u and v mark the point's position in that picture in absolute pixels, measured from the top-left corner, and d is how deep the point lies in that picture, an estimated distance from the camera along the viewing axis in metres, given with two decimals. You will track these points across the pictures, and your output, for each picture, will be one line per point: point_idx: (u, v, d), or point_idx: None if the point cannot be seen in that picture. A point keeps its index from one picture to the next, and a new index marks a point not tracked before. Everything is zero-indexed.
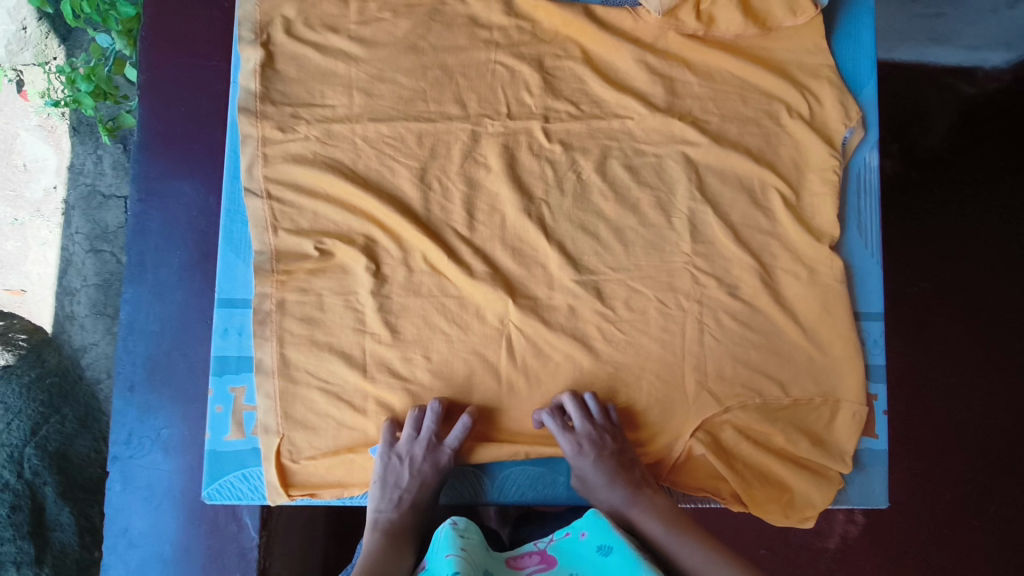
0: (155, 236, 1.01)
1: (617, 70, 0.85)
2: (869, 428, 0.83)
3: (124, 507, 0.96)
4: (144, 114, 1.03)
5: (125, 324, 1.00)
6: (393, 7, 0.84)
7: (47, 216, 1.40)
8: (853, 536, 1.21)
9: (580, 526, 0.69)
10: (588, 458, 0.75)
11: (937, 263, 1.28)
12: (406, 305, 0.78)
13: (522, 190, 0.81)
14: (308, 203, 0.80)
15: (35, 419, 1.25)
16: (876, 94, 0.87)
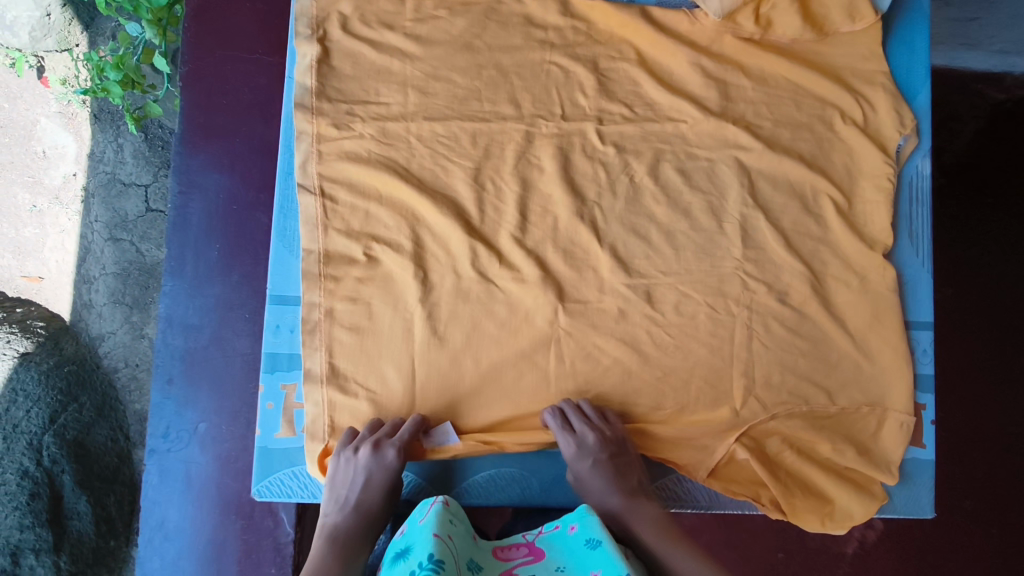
0: (195, 230, 1.02)
1: (670, 73, 0.85)
2: (915, 437, 0.83)
3: (161, 500, 0.96)
4: (186, 107, 1.04)
5: (164, 317, 1.00)
6: (450, 6, 0.85)
7: (66, 203, 1.39)
8: (870, 541, 1.19)
9: (571, 519, 0.70)
10: (584, 462, 0.74)
11: (971, 271, 1.28)
12: (458, 307, 0.78)
13: (575, 192, 0.81)
14: (360, 204, 0.80)
15: (54, 407, 1.23)
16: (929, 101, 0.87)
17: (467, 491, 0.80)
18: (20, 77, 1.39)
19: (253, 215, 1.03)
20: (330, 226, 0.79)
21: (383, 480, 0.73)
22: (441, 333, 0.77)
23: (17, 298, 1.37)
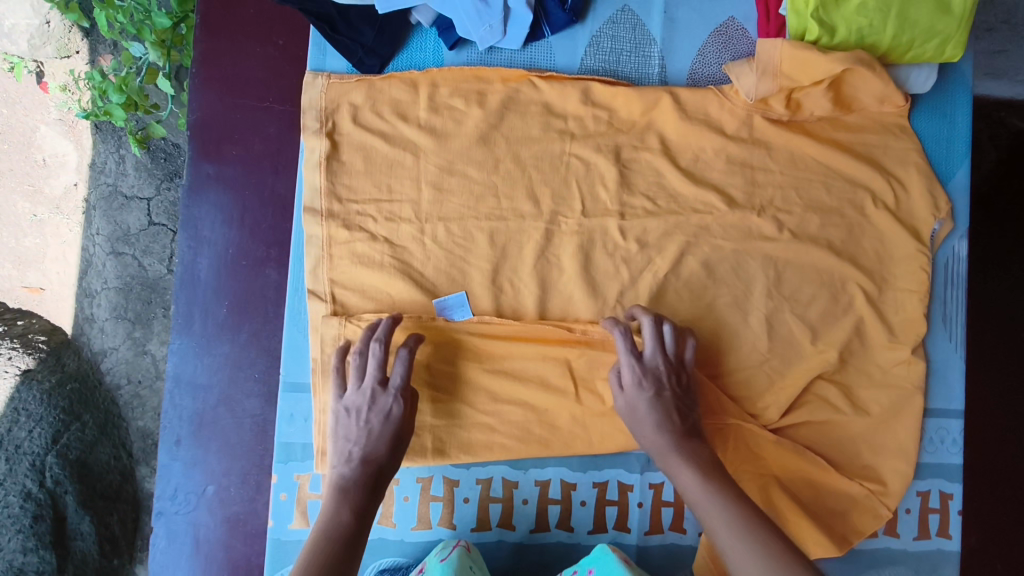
0: (204, 287, 0.98)
1: (696, 156, 0.82)
2: (942, 528, 0.82)
3: (169, 564, 0.94)
4: (194, 158, 1.00)
5: (172, 376, 0.97)
6: (465, 93, 0.81)
7: (67, 214, 1.32)
8: None
9: (587, 564, 0.73)
10: (642, 389, 0.70)
11: None
12: (470, 369, 0.76)
13: (595, 288, 0.79)
14: (378, 319, 0.75)
15: (57, 427, 1.17)
16: (967, 182, 0.84)
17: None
18: (18, 82, 1.31)
19: (263, 272, 0.99)
20: (340, 335, 0.75)
21: (388, 427, 0.68)
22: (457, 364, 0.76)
23: (17, 309, 1.32)
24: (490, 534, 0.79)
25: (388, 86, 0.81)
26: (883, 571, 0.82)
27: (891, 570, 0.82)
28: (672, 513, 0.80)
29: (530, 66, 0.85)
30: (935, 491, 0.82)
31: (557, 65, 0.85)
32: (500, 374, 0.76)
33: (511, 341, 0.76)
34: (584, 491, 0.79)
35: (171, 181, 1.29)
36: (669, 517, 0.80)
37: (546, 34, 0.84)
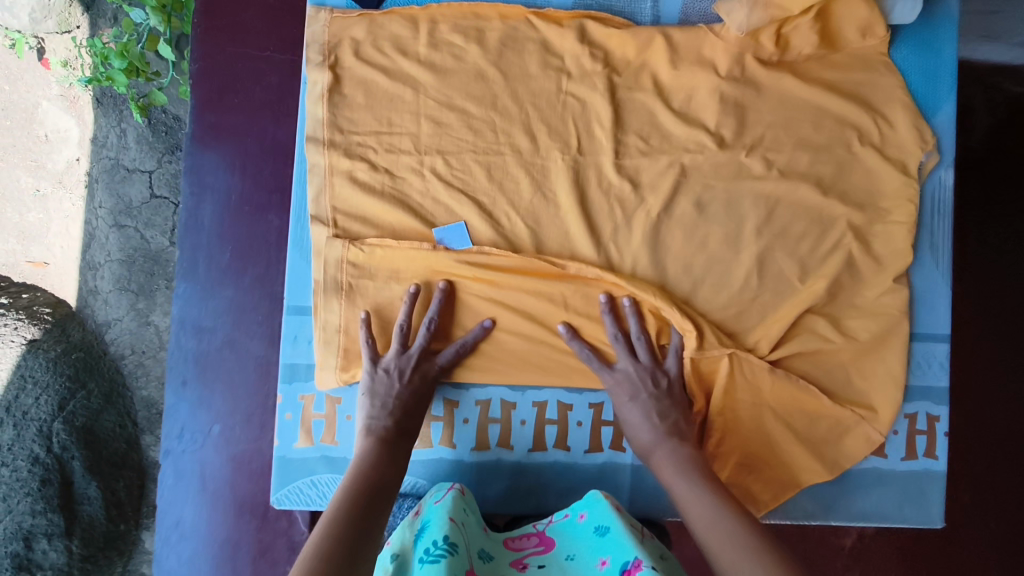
0: (208, 234, 1.01)
1: (685, 94, 0.84)
2: (929, 448, 0.85)
3: (177, 500, 0.98)
4: (197, 106, 1.02)
5: (177, 319, 1.00)
6: (464, 30, 0.84)
7: (69, 188, 1.34)
8: (870, 534, 1.07)
9: (580, 509, 0.75)
10: (621, 395, 0.77)
11: None
12: (470, 297, 0.79)
13: (591, 224, 0.81)
14: (377, 245, 0.78)
15: (62, 394, 1.20)
16: (952, 114, 0.87)
17: (483, 500, 0.82)
18: (19, 58, 1.34)
19: (265, 218, 1.02)
20: (343, 258, 0.77)
21: (418, 391, 0.76)
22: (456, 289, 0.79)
23: (22, 284, 1.34)
24: (489, 453, 0.82)
25: (388, 23, 0.84)
26: (871, 490, 0.85)
27: (880, 490, 0.85)
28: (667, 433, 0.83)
29: (526, 4, 0.87)
30: (922, 414, 0.85)
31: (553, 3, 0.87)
32: (496, 292, 0.79)
33: (507, 271, 0.78)
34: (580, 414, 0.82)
35: (173, 155, 1.31)
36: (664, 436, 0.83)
37: None
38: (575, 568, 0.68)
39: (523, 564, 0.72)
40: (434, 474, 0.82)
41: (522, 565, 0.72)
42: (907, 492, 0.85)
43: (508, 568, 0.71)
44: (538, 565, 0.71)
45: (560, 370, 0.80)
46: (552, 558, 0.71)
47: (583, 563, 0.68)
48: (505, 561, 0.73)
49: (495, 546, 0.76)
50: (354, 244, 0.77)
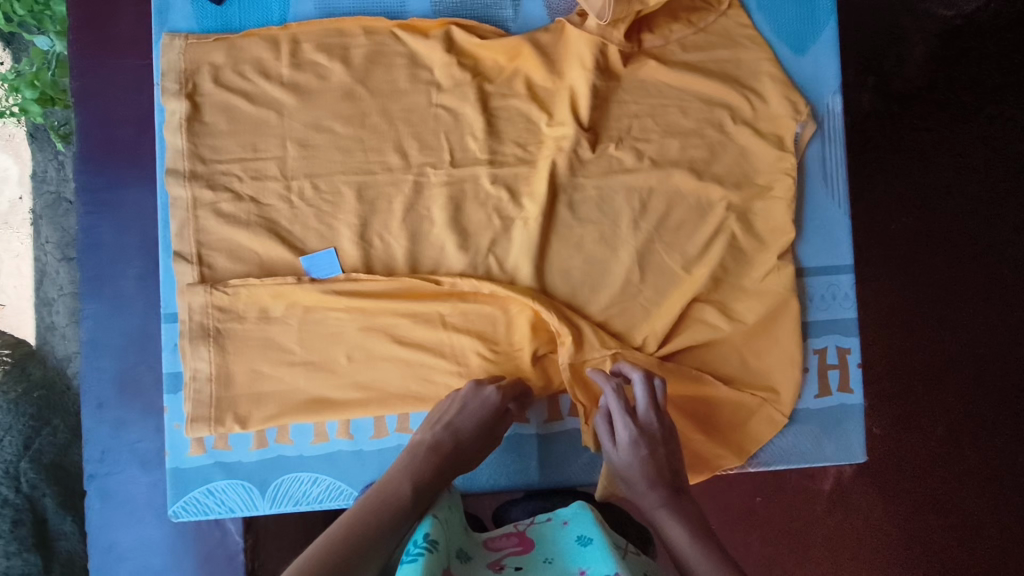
0: (108, 249, 1.00)
1: (557, 94, 0.81)
2: (842, 383, 0.84)
3: (108, 523, 0.95)
4: (81, 123, 1.01)
5: (88, 341, 0.99)
6: (329, 49, 0.78)
7: (14, 227, 1.20)
8: (845, 476, 1.24)
9: (563, 515, 0.73)
10: (636, 447, 0.73)
11: (926, 197, 1.30)
12: (347, 328, 0.78)
13: (466, 239, 0.79)
14: (242, 285, 0.76)
15: (28, 432, 1.04)
16: (836, 34, 0.85)
17: None
18: None
19: None
20: (208, 303, 0.76)
21: (483, 420, 0.74)
22: (336, 321, 0.78)
23: None
24: (388, 441, 0.79)
25: (249, 45, 0.78)
26: (785, 432, 0.83)
27: (795, 430, 0.83)
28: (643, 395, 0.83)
29: (375, 12, 0.80)
30: (831, 347, 0.84)
31: (404, 10, 0.81)
32: (370, 316, 0.78)
33: (382, 297, 0.77)
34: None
35: None
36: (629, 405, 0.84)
37: None
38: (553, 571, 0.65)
39: (500, 564, 0.68)
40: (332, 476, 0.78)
41: (498, 564, 0.68)
42: (826, 432, 0.83)
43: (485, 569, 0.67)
44: (515, 566, 0.67)
45: (447, 386, 0.79)
46: (529, 560, 0.68)
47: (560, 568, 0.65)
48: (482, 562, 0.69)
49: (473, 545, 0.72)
50: (216, 287, 0.76)
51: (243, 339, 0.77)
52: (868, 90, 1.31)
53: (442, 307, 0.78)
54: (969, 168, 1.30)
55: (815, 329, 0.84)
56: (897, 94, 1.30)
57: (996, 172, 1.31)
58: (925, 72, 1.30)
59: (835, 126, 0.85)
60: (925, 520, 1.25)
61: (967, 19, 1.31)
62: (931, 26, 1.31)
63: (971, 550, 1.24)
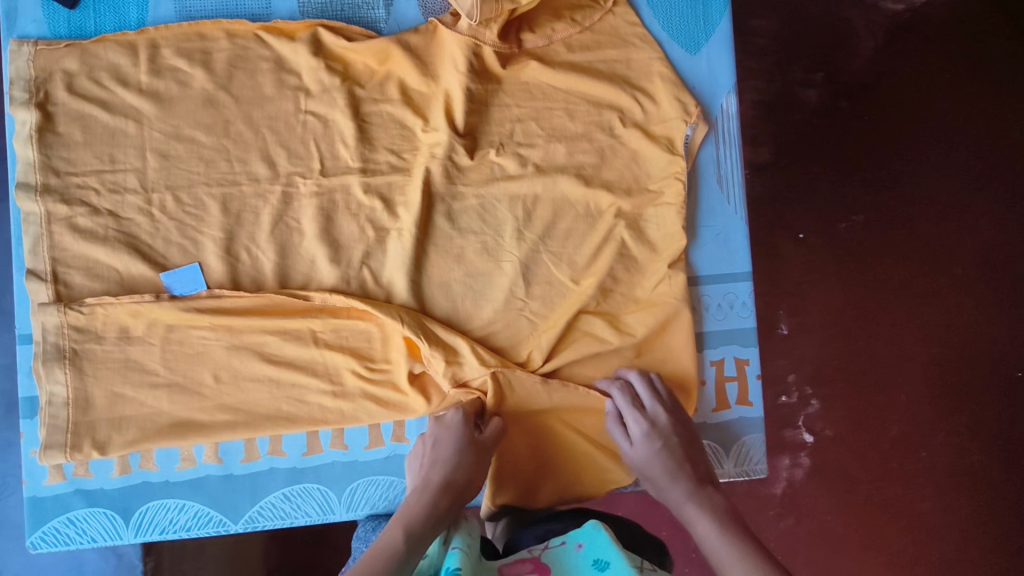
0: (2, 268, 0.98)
1: (431, 99, 0.78)
2: (741, 396, 0.81)
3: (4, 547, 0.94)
4: None
5: None
6: (188, 54, 0.75)
7: None
8: (799, 479, 1.17)
9: (574, 536, 0.67)
10: (651, 442, 0.73)
11: (873, 193, 1.24)
12: (211, 346, 0.74)
13: (338, 252, 0.75)
14: (97, 305, 0.72)
15: None
16: (729, 30, 0.83)
17: (257, 521, 0.75)
18: None
19: None
20: (62, 324, 0.72)
21: (472, 459, 0.72)
22: (199, 339, 0.74)
23: None
24: (260, 463, 0.75)
25: (103, 50, 0.75)
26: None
27: None
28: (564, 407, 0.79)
29: (239, 17, 0.78)
30: (728, 359, 0.81)
31: (270, 12, 0.78)
32: (235, 333, 0.74)
33: (247, 314, 0.73)
34: (356, 432, 0.76)
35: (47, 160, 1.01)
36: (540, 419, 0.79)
37: None
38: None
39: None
40: (201, 501, 0.74)
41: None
42: (724, 447, 0.80)
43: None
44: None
45: (319, 407, 0.74)
46: None
47: None
48: None
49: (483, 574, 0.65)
50: (71, 307, 0.72)
51: (102, 360, 0.73)
52: (817, 84, 1.25)
53: (314, 321, 0.74)
54: (918, 165, 1.26)
55: (711, 341, 0.81)
56: (849, 87, 1.25)
57: (945, 169, 1.27)
58: (873, 66, 1.26)
59: (729, 127, 0.83)
60: (884, 526, 1.17)
61: (918, 11, 1.28)
62: (878, 19, 1.27)
63: (928, 562, 1.17)
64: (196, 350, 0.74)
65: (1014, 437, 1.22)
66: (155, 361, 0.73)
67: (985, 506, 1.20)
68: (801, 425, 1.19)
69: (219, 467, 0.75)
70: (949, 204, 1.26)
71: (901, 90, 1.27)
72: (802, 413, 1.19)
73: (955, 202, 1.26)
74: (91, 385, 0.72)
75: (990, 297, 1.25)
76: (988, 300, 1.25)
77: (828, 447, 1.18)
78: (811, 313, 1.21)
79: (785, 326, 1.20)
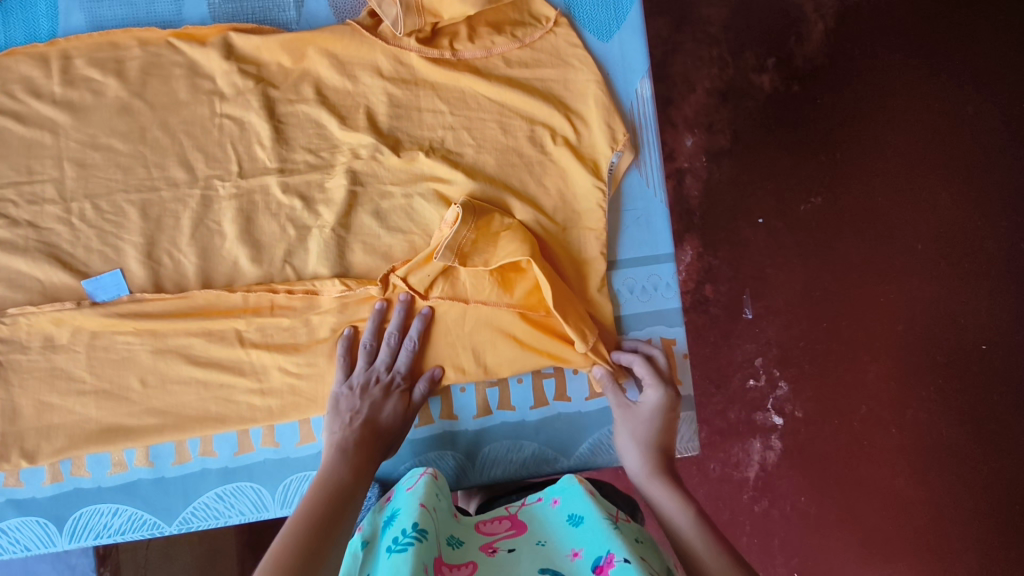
0: None
1: (349, 97, 0.79)
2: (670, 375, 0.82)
3: None
4: None
5: None
6: (101, 63, 0.76)
7: None
8: (772, 462, 1.19)
9: (554, 493, 0.70)
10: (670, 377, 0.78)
11: (827, 174, 1.25)
12: (134, 350, 0.74)
13: (260, 252, 0.76)
14: (20, 315, 0.73)
15: None
16: (640, 18, 0.86)
17: (191, 523, 0.75)
18: None
19: None
20: None
21: (392, 407, 0.72)
22: (123, 343, 0.74)
23: None
24: (191, 465, 0.75)
25: (15, 64, 0.76)
26: None
27: None
28: (497, 394, 0.79)
29: (150, 25, 0.79)
30: (657, 339, 0.82)
31: (180, 19, 0.80)
32: (158, 336, 0.74)
33: (170, 317, 0.74)
34: (287, 428, 0.76)
35: None
36: (475, 410, 0.79)
37: None
38: (548, 553, 0.60)
39: (493, 547, 0.64)
40: (133, 505, 0.75)
41: (491, 548, 0.64)
42: None
43: (476, 553, 0.64)
44: (509, 548, 0.63)
45: (248, 405, 0.75)
46: (523, 542, 0.64)
47: (555, 550, 0.61)
48: (474, 546, 0.66)
49: (465, 531, 0.69)
50: None
51: (26, 370, 0.73)
52: (768, 70, 1.27)
53: (238, 316, 0.75)
54: (871, 141, 1.27)
55: (638, 323, 0.82)
56: (800, 70, 1.27)
57: (904, 147, 1.27)
58: (823, 50, 1.28)
59: (645, 112, 0.84)
60: (856, 502, 1.18)
61: None
62: (826, 4, 1.29)
63: (899, 541, 1.18)
64: (118, 355, 0.74)
65: (985, 409, 1.21)
66: (78, 369, 0.74)
67: (956, 484, 1.19)
68: (771, 408, 1.20)
69: (149, 471, 0.75)
70: (909, 180, 1.26)
71: (854, 70, 1.28)
72: (770, 396, 1.20)
73: (915, 177, 1.27)
74: (14, 394, 0.73)
75: (955, 272, 1.24)
76: (950, 273, 1.24)
77: (798, 429, 1.20)
78: (774, 298, 1.22)
79: (750, 310, 1.21)
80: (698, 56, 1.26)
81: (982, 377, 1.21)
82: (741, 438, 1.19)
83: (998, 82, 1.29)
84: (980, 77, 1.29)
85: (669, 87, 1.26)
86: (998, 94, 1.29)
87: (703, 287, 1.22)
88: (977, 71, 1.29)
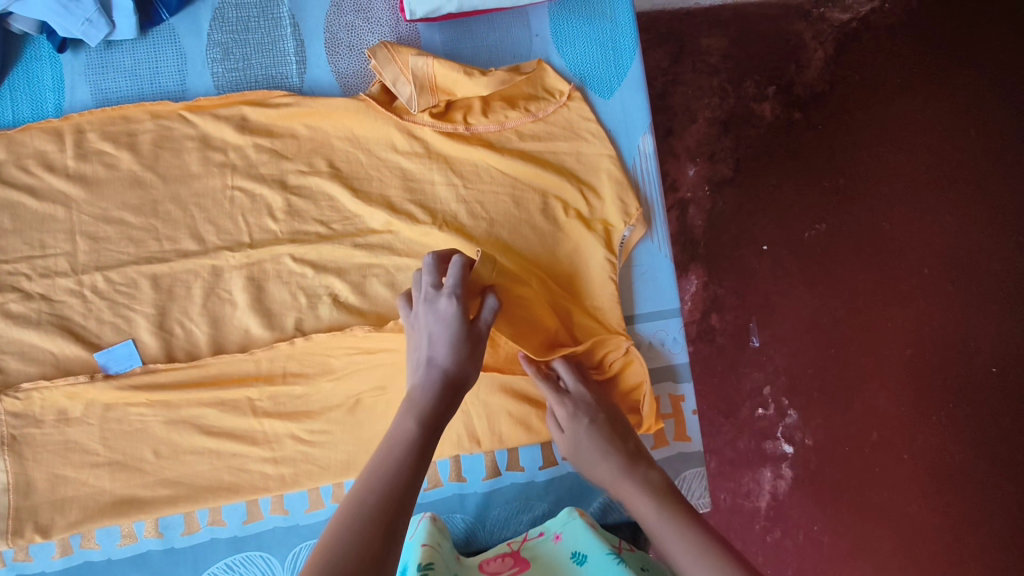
0: None
1: (359, 167, 0.80)
2: (679, 432, 0.82)
3: None
4: None
5: None
6: (113, 136, 0.78)
7: None
8: (782, 491, 1.19)
9: (554, 529, 0.72)
10: (579, 420, 0.73)
11: (831, 201, 1.25)
12: (146, 422, 0.74)
13: (271, 320, 0.77)
14: (32, 390, 0.73)
15: None
16: (642, 72, 0.87)
17: None
18: None
19: None
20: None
21: (450, 333, 0.65)
22: (136, 416, 0.74)
23: None
24: (200, 534, 0.75)
25: (29, 138, 0.77)
26: None
27: None
28: (506, 456, 0.79)
29: (160, 98, 0.80)
30: (666, 397, 0.82)
31: (187, 90, 0.81)
32: (170, 408, 0.74)
33: (182, 389, 0.74)
34: (295, 496, 0.76)
35: None
36: (484, 473, 0.79)
37: (177, 57, 0.81)
38: None
39: None
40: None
41: None
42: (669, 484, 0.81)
43: None
44: None
45: (261, 475, 0.75)
46: None
47: None
48: None
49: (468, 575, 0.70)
50: (6, 394, 0.72)
51: (39, 444, 0.73)
52: (769, 98, 1.27)
53: (250, 386, 0.75)
54: (873, 168, 1.27)
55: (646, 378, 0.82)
56: (802, 99, 1.27)
57: (907, 173, 1.27)
58: (823, 77, 1.28)
59: (647, 167, 0.85)
60: (869, 532, 1.18)
61: (865, 20, 1.30)
62: (826, 30, 1.29)
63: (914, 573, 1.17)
64: (131, 428, 0.74)
65: (998, 435, 1.20)
66: (90, 441, 0.74)
67: (970, 514, 1.18)
68: (780, 436, 1.20)
69: (161, 541, 0.75)
70: (914, 207, 1.26)
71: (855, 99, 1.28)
72: (780, 424, 1.20)
73: (920, 204, 1.26)
74: (27, 467, 0.73)
75: (962, 299, 1.24)
76: (960, 302, 1.23)
77: (807, 457, 1.19)
78: (782, 327, 1.21)
79: (757, 338, 1.21)
80: (698, 89, 1.25)
81: (993, 405, 1.21)
82: (752, 467, 1.19)
83: (998, 105, 1.29)
84: (980, 101, 1.30)
85: (670, 117, 1.25)
86: (1000, 115, 1.29)
87: (709, 317, 1.22)
88: (979, 93, 1.29)
